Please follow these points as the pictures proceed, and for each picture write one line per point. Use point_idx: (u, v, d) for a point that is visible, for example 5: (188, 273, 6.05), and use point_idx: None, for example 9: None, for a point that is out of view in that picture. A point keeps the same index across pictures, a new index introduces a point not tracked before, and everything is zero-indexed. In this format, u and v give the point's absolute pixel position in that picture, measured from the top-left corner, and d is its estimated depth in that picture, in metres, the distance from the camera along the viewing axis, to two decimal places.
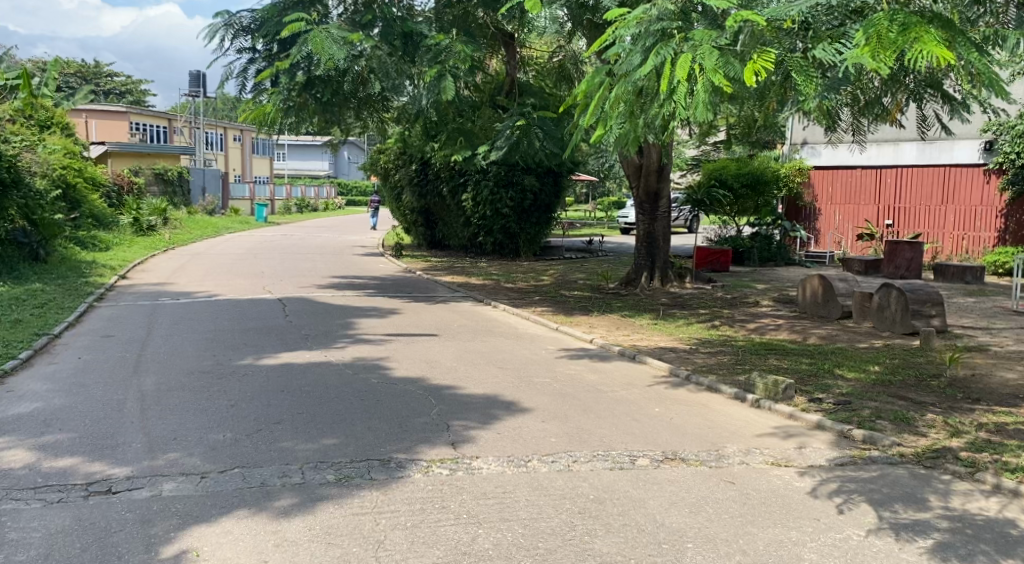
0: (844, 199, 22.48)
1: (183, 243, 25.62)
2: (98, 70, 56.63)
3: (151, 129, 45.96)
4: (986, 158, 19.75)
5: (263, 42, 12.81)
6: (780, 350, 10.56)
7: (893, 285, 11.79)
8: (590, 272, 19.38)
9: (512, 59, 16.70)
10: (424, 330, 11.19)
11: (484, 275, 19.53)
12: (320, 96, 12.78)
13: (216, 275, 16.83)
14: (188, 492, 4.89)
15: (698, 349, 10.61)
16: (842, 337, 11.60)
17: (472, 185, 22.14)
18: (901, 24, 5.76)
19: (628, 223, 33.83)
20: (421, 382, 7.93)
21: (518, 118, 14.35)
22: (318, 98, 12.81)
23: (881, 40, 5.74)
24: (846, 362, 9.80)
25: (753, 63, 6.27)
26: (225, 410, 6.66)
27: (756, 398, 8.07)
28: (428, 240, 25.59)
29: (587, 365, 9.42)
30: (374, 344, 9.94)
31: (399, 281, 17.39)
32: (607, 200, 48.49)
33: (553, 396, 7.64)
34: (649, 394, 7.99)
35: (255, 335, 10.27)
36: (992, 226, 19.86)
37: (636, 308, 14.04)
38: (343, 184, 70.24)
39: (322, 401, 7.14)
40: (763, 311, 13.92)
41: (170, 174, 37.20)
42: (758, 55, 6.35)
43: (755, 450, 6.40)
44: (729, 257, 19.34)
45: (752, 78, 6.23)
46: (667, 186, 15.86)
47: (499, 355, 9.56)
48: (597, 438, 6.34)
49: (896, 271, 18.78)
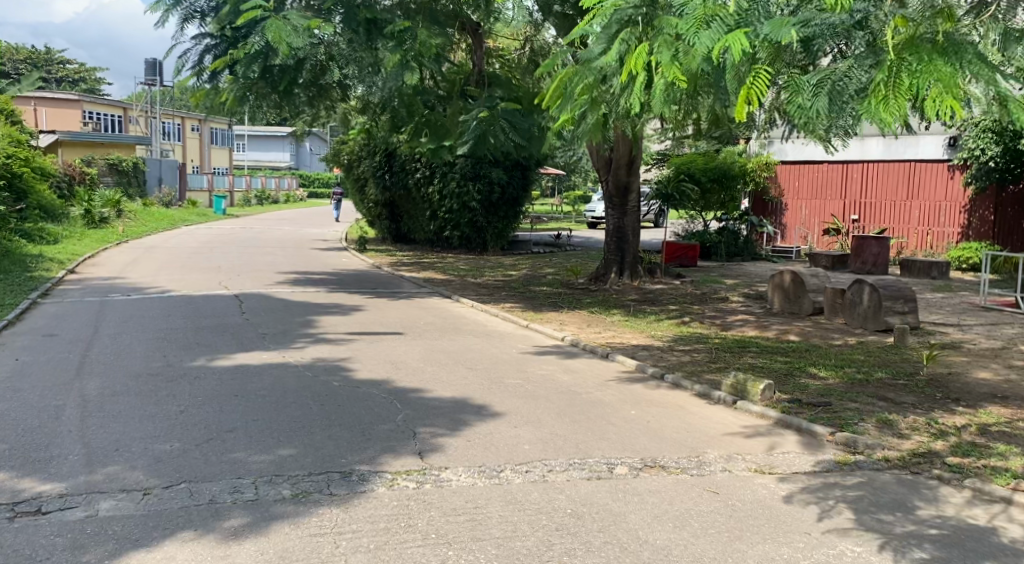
0: (812, 195, 22.50)
1: (138, 236, 24.92)
2: (50, 56, 55.16)
3: (104, 118, 44.85)
4: (950, 154, 19.73)
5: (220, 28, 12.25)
6: (754, 348, 10.32)
7: (865, 281, 11.61)
8: (559, 267, 19.10)
9: (479, 49, 16.30)
10: (389, 328, 10.80)
11: (450, 270, 19.17)
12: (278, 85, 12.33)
13: (170, 270, 16.26)
14: (127, 512, 4.44)
15: (671, 347, 10.33)
16: (814, 334, 11.41)
17: (439, 178, 21.74)
18: (915, 65, 5.21)
19: (596, 217, 33.62)
20: (385, 385, 7.54)
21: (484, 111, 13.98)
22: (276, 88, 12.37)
23: (894, 89, 5.19)
24: (821, 361, 9.57)
25: (747, 89, 5.65)
26: (173, 418, 6.20)
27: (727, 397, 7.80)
28: (393, 234, 25.12)
29: (558, 364, 9.09)
30: (336, 343, 9.53)
31: (363, 276, 16.89)
32: (573, 195, 48.37)
33: (525, 398, 7.31)
34: (623, 396, 7.69)
35: (209, 334, 9.81)
36: (956, 221, 19.84)
37: (605, 305, 13.77)
38: (305, 176, 69.37)
39: (279, 407, 6.72)
40: (734, 307, 13.72)
41: (125, 165, 36.42)
42: (752, 77, 5.70)
43: (736, 455, 6.11)
44: (697, 251, 19.23)
45: (745, 107, 5.64)
46: (637, 180, 15.60)
47: (466, 354, 9.19)
48: (573, 445, 6.01)
49: (863, 267, 18.69)
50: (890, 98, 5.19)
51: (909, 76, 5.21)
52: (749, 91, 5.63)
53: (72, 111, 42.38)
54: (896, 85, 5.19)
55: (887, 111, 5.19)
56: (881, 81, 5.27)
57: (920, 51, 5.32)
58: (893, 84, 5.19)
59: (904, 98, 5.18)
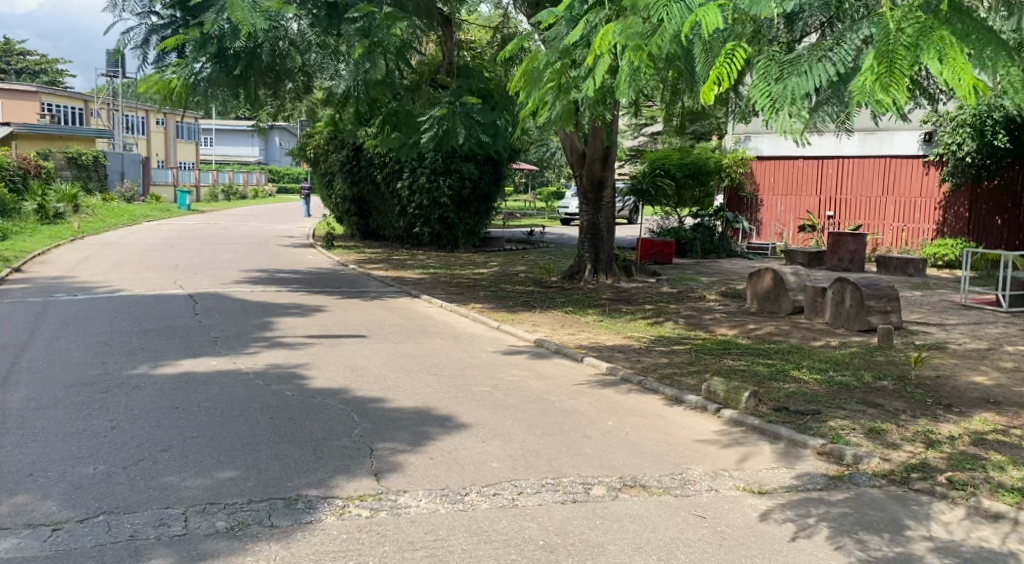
0: (786, 191, 22.10)
1: (93, 232, 24.09)
2: (10, 48, 53.82)
3: (64, 110, 43.74)
4: (926, 150, 19.53)
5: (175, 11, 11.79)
6: (735, 349, 9.85)
7: (847, 280, 11.19)
8: (531, 264, 18.57)
9: (450, 40, 15.75)
10: (351, 330, 10.20)
11: (420, 267, 18.56)
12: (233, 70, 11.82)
13: (124, 268, 15.55)
14: (29, 554, 3.89)
15: (649, 348, 9.83)
16: (795, 334, 10.96)
17: (408, 173, 21.08)
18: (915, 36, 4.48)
19: (568, 213, 33.19)
20: (342, 395, 6.95)
21: (450, 105, 13.41)
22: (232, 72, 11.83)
23: (895, 64, 4.43)
24: (805, 363, 9.12)
25: (715, 69, 5.09)
26: (101, 436, 5.62)
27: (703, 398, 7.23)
28: (361, 231, 24.48)
29: (530, 368, 8.54)
30: (293, 348, 8.92)
31: (328, 275, 16.26)
32: (546, 191, 47.94)
33: (493, 409, 6.75)
34: (600, 404, 7.15)
35: (156, 337, 9.17)
36: (931, 218, 19.62)
37: (579, 304, 13.27)
38: (274, 171, 68.36)
39: (222, 421, 6.14)
40: (712, 306, 13.26)
41: (84, 159, 35.67)
42: (725, 56, 5.13)
43: (723, 471, 5.61)
44: (672, 248, 18.85)
45: (713, 89, 5.05)
46: (612, 175, 15.16)
47: (431, 359, 8.61)
48: (545, 463, 5.47)
49: (839, 264, 18.36)
50: (890, 79, 4.43)
51: (912, 50, 4.45)
52: (720, 70, 5.05)
53: (30, 102, 41.31)
54: (895, 62, 4.43)
55: (886, 93, 4.41)
56: (875, 62, 4.52)
57: (921, 21, 4.57)
58: (893, 61, 4.44)
59: (904, 77, 4.42)
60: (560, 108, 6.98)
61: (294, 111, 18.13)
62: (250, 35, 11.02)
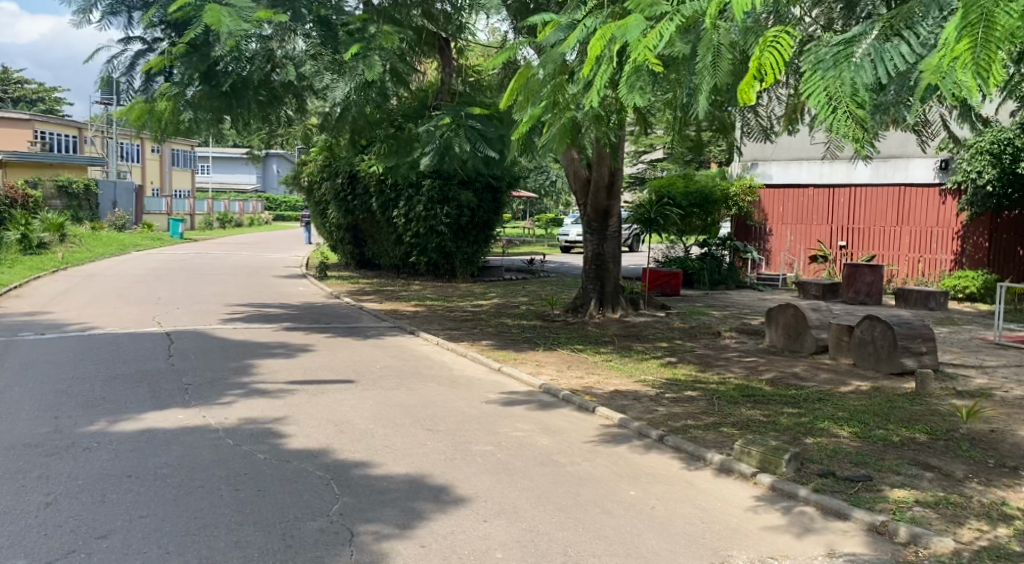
0: (796, 219, 21.28)
1: (78, 262, 23.35)
2: (6, 76, 53.46)
3: (58, 138, 43.21)
4: (942, 178, 18.69)
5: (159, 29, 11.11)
6: (758, 393, 8.98)
7: (878, 317, 10.29)
8: (533, 296, 17.73)
9: (449, 64, 15.14)
10: (338, 373, 9.34)
11: (417, 299, 17.72)
12: (224, 89, 10.93)
13: (103, 303, 14.73)
14: None
15: (665, 392, 8.95)
16: (822, 377, 10.08)
17: (404, 201, 20.30)
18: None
19: (569, 240, 32.48)
20: (324, 460, 6.08)
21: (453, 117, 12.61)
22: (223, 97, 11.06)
23: (990, 24, 3.51)
24: (839, 410, 8.26)
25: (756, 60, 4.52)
26: (31, 518, 4.77)
27: (730, 457, 6.35)
28: (357, 260, 23.69)
29: (536, 418, 7.66)
30: (273, 396, 8.06)
31: (320, 309, 15.44)
32: (546, 218, 47.22)
33: (496, 476, 5.87)
34: (617, 466, 6.28)
35: (122, 384, 8.29)
36: (948, 248, 18.82)
37: (585, 342, 12.41)
38: (271, 199, 67.74)
39: (179, 493, 5.27)
40: (728, 344, 12.39)
41: (74, 187, 35.10)
42: (763, 45, 4.56)
43: (770, 558, 4.76)
44: (680, 278, 18.05)
45: (754, 85, 4.50)
46: (618, 204, 14.41)
47: (425, 409, 7.76)
48: (560, 551, 4.62)
49: (856, 297, 17.54)
50: (983, 55, 3.51)
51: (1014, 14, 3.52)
52: (760, 64, 4.49)
53: (22, 129, 40.81)
54: (989, 28, 3.50)
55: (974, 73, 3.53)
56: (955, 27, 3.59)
57: None
58: (986, 21, 3.49)
59: (1000, 51, 3.51)
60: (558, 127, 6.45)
61: (289, 136, 17.58)
62: (236, 46, 10.35)
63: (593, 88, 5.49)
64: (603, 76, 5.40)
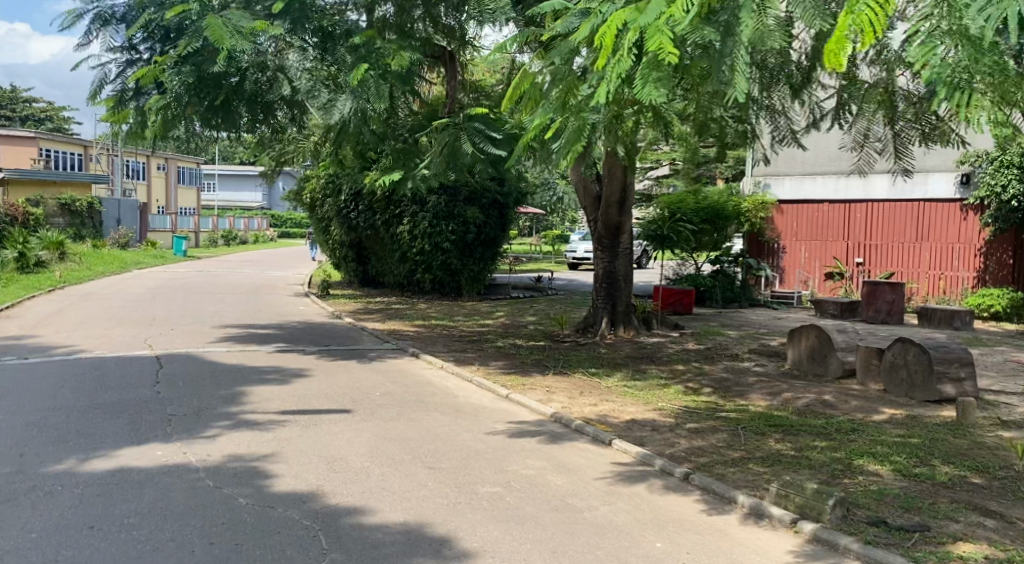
0: (812, 235, 20.60)
1: (76, 281, 22.87)
2: (14, 95, 53.36)
3: (62, 156, 42.89)
4: (964, 193, 18.04)
5: (149, 41, 10.68)
6: (786, 423, 8.33)
7: (911, 340, 9.65)
8: (542, 315, 17.13)
9: (454, 77, 14.61)
10: (334, 401, 8.73)
11: (421, 318, 17.14)
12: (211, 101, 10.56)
13: (94, 324, 14.17)
14: None
15: (687, 421, 8.30)
16: (852, 404, 9.43)
17: (408, 217, 19.77)
18: None
19: (576, 257, 31.94)
20: (311, 506, 5.46)
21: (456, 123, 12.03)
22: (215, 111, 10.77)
23: None
24: (876, 442, 7.61)
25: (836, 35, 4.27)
26: None
27: (764, 500, 5.72)
28: (360, 278, 23.13)
29: (546, 451, 7.03)
30: (261, 430, 7.45)
31: (320, 329, 14.86)
32: (553, 234, 46.67)
33: (504, 528, 5.25)
34: (638, 510, 5.66)
35: (100, 415, 7.68)
36: (971, 265, 18.14)
37: (597, 364, 11.78)
38: (276, 217, 67.43)
39: (144, 551, 4.67)
40: (749, 367, 11.73)
41: (77, 205, 34.73)
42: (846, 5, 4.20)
43: None
44: (693, 296, 17.43)
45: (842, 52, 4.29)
46: (630, 220, 13.82)
47: (425, 444, 7.12)
48: None
49: (876, 316, 16.88)
50: None
51: None
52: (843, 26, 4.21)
53: (27, 147, 40.57)
54: None
55: None
56: None
57: None
58: None
59: None
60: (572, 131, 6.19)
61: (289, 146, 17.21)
62: (233, 58, 9.97)
63: (601, 88, 5.16)
64: (618, 69, 4.92)
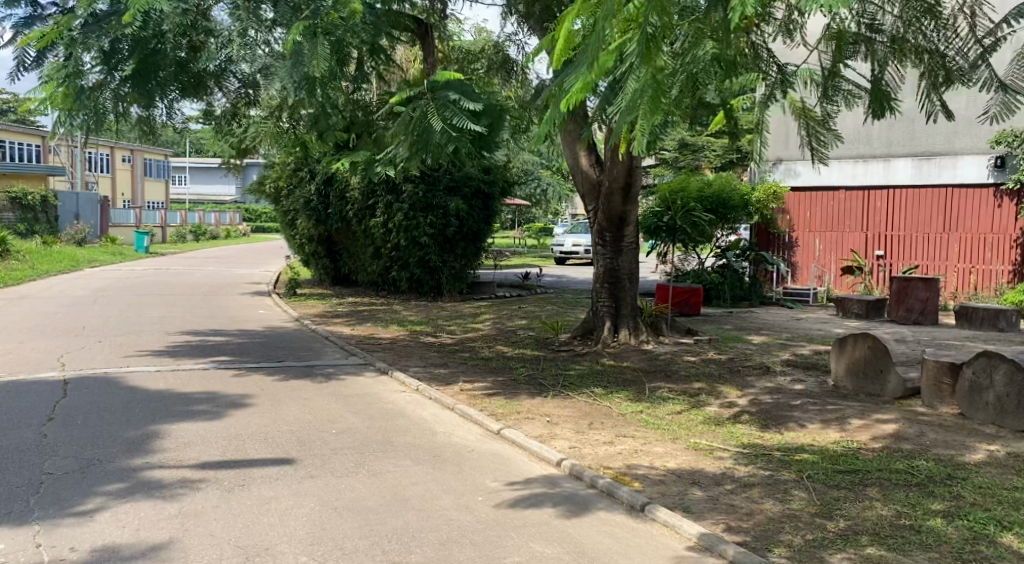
0: (827, 226, 18.65)
1: (16, 281, 20.63)
2: None
3: (23, 148, 40.62)
4: (998, 177, 16.22)
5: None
6: (860, 468, 6.48)
7: (997, 355, 7.78)
8: (533, 318, 15.23)
9: (431, 51, 12.60)
10: (276, 443, 6.76)
11: (397, 321, 15.20)
12: (141, 71, 9.08)
13: (11, 336, 12.07)
14: None
15: (732, 469, 6.43)
16: (927, 434, 7.62)
17: (382, 208, 17.74)
18: None
19: (563, 251, 29.97)
20: None
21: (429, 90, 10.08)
22: (132, 83, 9.08)
23: None
24: (989, 497, 5.81)
25: None
26: None
27: None
28: (331, 276, 21.05)
29: (560, 535, 5.13)
30: (169, 495, 5.49)
31: (277, 337, 12.87)
32: (536, 227, 44.76)
33: None
34: None
35: None
36: (1006, 257, 16.32)
37: (604, 382, 9.88)
38: (251, 210, 65.10)
39: None
40: (783, 382, 9.88)
41: (31, 199, 32.51)
42: None
43: None
44: (701, 295, 15.61)
45: None
46: (635, 210, 11.89)
47: (390, 519, 5.17)
48: None
49: (908, 316, 15.04)
50: None
51: None
52: None
53: None
54: None
55: None
56: None
57: None
58: None
59: None
60: (652, 91, 4.78)
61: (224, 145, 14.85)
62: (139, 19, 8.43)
63: None
64: None
